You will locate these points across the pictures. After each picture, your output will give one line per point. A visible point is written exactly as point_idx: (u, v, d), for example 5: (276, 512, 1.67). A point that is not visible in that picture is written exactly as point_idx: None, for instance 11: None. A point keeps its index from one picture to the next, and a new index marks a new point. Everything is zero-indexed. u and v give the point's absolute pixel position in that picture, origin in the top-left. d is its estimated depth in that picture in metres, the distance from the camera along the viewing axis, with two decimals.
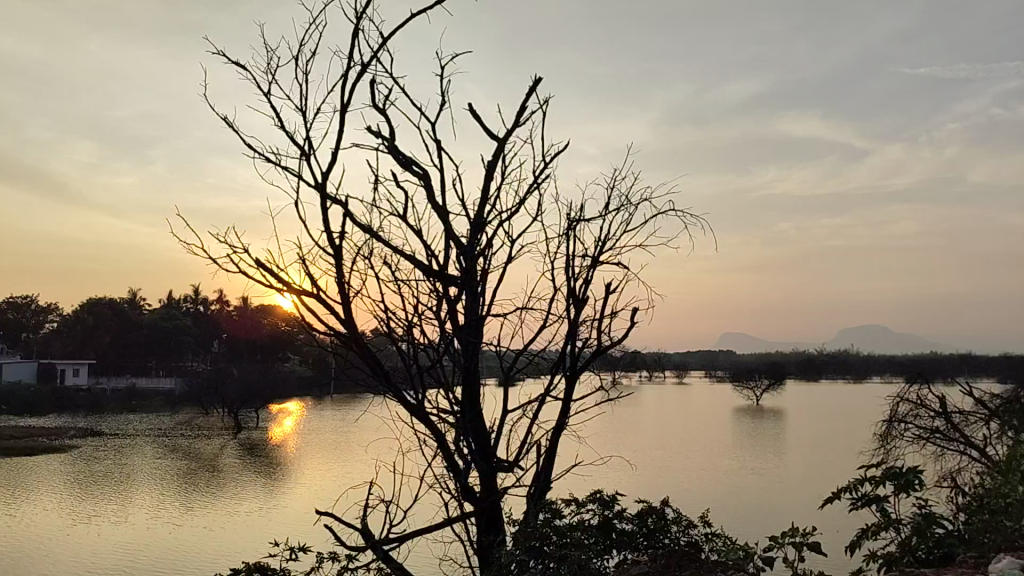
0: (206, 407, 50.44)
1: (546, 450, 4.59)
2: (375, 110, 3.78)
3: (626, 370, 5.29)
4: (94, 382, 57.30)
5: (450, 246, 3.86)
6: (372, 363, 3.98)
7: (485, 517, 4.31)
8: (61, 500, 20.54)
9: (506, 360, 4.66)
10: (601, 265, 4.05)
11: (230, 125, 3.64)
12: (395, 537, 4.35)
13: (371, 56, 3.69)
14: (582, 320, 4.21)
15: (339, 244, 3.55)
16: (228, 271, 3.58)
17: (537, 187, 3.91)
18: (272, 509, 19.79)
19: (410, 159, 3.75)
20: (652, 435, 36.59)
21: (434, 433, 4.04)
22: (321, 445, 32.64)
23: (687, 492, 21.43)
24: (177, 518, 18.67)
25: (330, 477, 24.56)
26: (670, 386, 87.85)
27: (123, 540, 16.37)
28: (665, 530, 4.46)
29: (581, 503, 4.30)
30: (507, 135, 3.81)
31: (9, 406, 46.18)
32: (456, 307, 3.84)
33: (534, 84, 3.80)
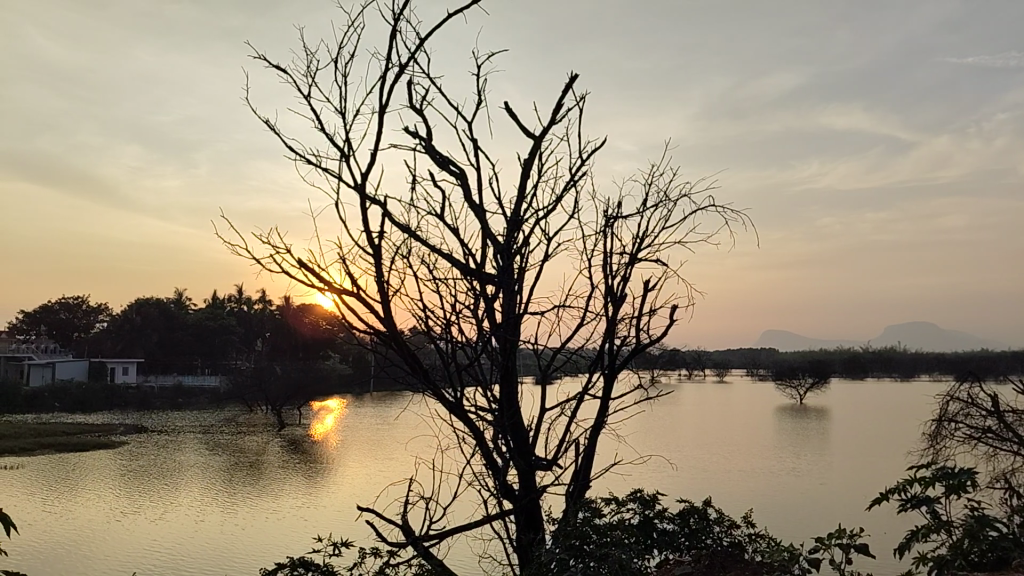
0: (251, 404, 51.56)
1: (585, 448, 4.56)
2: (412, 112, 3.79)
3: (665, 369, 5.23)
4: (143, 380, 59.01)
5: (488, 245, 3.85)
6: (411, 361, 4.00)
7: (524, 516, 4.31)
8: (110, 496, 21.07)
9: (543, 358, 4.65)
10: (638, 262, 4.01)
11: (272, 127, 3.71)
12: (435, 534, 4.34)
13: (410, 57, 3.69)
14: (621, 318, 4.17)
15: (378, 244, 3.57)
16: (272, 271, 3.65)
17: (576, 183, 3.88)
18: (313, 505, 20.03)
19: (447, 159, 3.76)
20: (693, 434, 36.25)
21: (472, 431, 4.05)
22: (363, 441, 33.17)
23: (729, 492, 21.15)
24: (220, 513, 19.00)
25: (371, 474, 24.81)
26: (712, 385, 86.83)
27: (169, 535, 16.70)
28: (706, 530, 4.40)
29: (620, 502, 4.27)
30: (543, 132, 3.78)
31: (62, 403, 47.67)
32: (494, 305, 3.83)
33: (570, 81, 3.76)
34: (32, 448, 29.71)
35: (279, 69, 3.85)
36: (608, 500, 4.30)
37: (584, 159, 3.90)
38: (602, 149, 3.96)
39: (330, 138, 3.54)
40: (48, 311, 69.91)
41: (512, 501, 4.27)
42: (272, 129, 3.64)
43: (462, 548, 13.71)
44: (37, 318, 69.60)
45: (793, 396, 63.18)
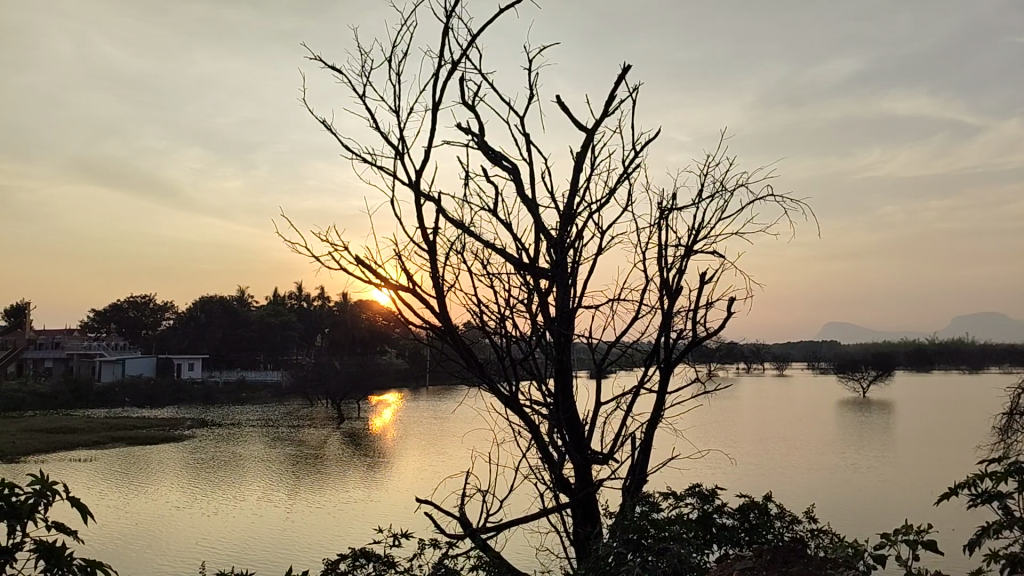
0: (311, 397, 52.72)
1: (641, 443, 4.53)
2: (465, 108, 3.81)
3: (722, 362, 5.18)
4: (208, 375, 60.85)
5: (541, 239, 3.87)
6: (466, 354, 4.05)
7: (581, 508, 4.31)
8: (180, 487, 21.92)
9: (598, 352, 4.65)
10: (695, 254, 3.96)
11: (329, 128, 3.78)
12: (492, 527, 4.37)
13: (462, 55, 3.71)
14: (676, 311, 4.13)
15: (432, 240, 3.61)
16: (331, 268, 3.71)
17: (630, 176, 3.86)
18: (375, 496, 20.53)
19: (499, 154, 3.79)
20: (752, 429, 35.63)
21: (528, 425, 4.07)
22: (421, 435, 33.67)
23: (790, 488, 20.78)
24: (285, 503, 19.64)
25: (428, 467, 25.12)
26: (771, 379, 85.34)
27: (234, 527, 17.11)
28: (767, 525, 4.34)
29: (679, 497, 4.24)
30: (596, 125, 3.75)
31: (132, 397, 49.62)
32: (547, 299, 3.84)
33: (623, 72, 3.71)
34: (103, 442, 30.91)
35: (335, 70, 3.90)
36: (666, 495, 4.28)
37: (637, 150, 3.87)
38: (655, 139, 3.93)
39: (384, 136, 3.59)
40: (117, 308, 72.64)
41: (569, 495, 4.28)
42: (328, 129, 3.72)
43: (520, 540, 13.81)
44: (108, 315, 72.41)
45: (856, 389, 61.64)
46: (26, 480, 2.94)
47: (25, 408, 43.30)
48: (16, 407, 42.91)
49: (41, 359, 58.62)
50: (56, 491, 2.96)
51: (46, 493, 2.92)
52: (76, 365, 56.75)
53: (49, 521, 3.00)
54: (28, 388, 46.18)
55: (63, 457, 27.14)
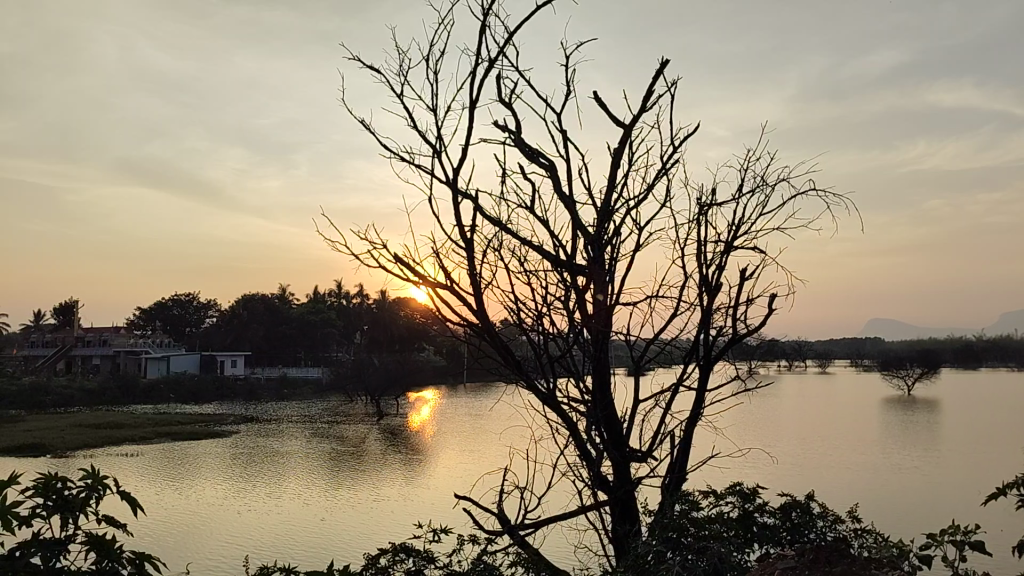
0: (351, 394, 53.40)
1: (681, 440, 4.47)
2: (502, 104, 3.80)
3: (763, 360, 5.10)
4: (250, 372, 61.99)
5: (578, 236, 3.86)
6: (503, 351, 4.05)
7: (620, 507, 4.29)
8: (225, 482, 22.39)
9: (636, 350, 4.62)
10: (735, 250, 3.91)
11: (367, 127, 3.80)
12: (530, 523, 4.36)
13: (500, 51, 3.70)
14: (716, 308, 4.08)
15: (470, 238, 3.62)
16: (368, 266, 3.73)
17: (668, 172, 3.80)
18: (415, 492, 20.77)
19: (537, 151, 3.77)
20: (794, 427, 35.06)
21: (565, 422, 4.06)
22: (459, 432, 33.93)
23: (835, 488, 20.45)
24: (327, 498, 19.97)
25: (466, 463, 25.30)
26: (813, 377, 83.77)
27: (278, 521, 17.44)
28: (809, 524, 4.26)
29: (718, 495, 4.24)
30: (634, 121, 3.71)
31: (177, 394, 50.77)
32: (584, 296, 3.82)
33: (662, 67, 3.67)
34: (149, 436, 31.71)
35: (373, 69, 3.92)
36: (706, 493, 4.27)
37: (676, 146, 3.83)
38: (694, 134, 3.88)
39: (421, 135, 3.60)
40: (163, 307, 74.27)
41: (607, 492, 4.26)
42: (366, 127, 3.73)
43: (558, 537, 13.84)
44: (153, 314, 74.10)
45: (901, 387, 60.36)
46: (79, 474, 3.02)
47: (74, 405, 44.55)
48: (66, 403, 44.20)
49: (89, 356, 60.21)
50: (107, 485, 3.03)
51: (98, 487, 3.00)
52: (123, 362, 58.14)
53: (99, 515, 3.08)
54: (77, 383, 47.51)
55: (111, 452, 27.91)
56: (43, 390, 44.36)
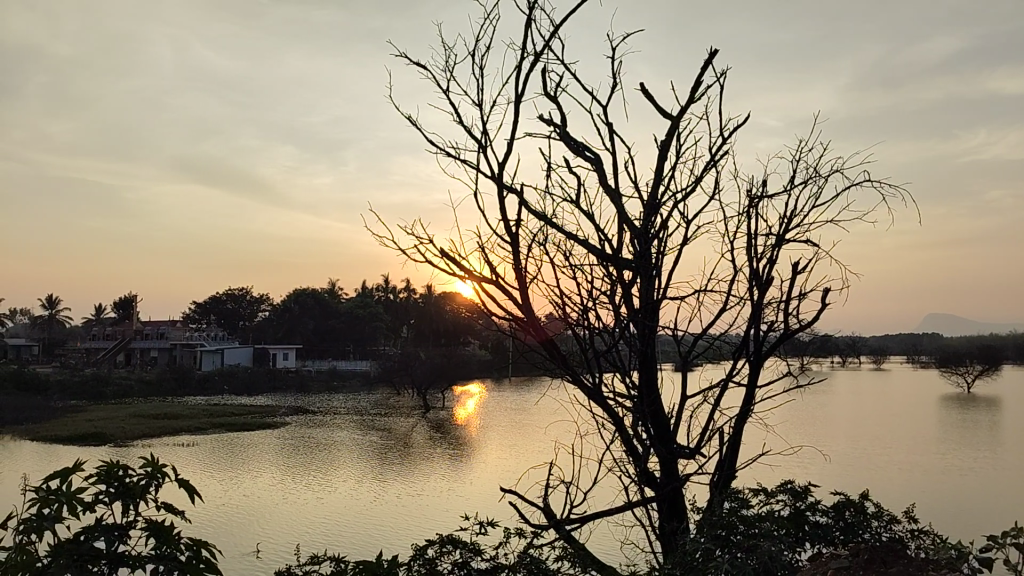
0: (398, 387, 54.12)
1: (730, 438, 4.38)
2: (547, 99, 3.79)
3: (815, 355, 4.99)
4: (301, 364, 63.27)
5: (625, 230, 3.82)
6: (548, 347, 4.04)
7: (667, 502, 4.23)
8: (278, 471, 22.91)
9: (683, 345, 4.56)
10: (786, 243, 3.83)
11: (413, 122, 3.82)
12: (577, 518, 4.31)
13: (546, 45, 3.69)
14: (767, 303, 4.00)
15: (515, 233, 3.61)
16: (414, 261, 3.73)
17: (717, 165, 3.74)
18: (463, 484, 20.96)
19: (582, 145, 3.75)
20: (846, 425, 34.38)
21: (611, 417, 4.02)
22: (506, 425, 34.13)
23: (892, 487, 19.97)
24: (376, 489, 20.27)
25: (513, 457, 25.46)
26: (867, 373, 81.81)
27: (331, 511, 17.77)
28: (864, 524, 4.14)
29: (769, 493, 4.17)
30: (682, 112, 3.65)
31: (230, 385, 52.10)
32: (631, 290, 3.78)
33: (710, 57, 3.60)
34: (204, 427, 32.68)
35: (420, 67, 3.94)
36: (757, 491, 4.19)
37: (725, 138, 3.76)
38: (744, 123, 3.80)
39: (467, 130, 3.60)
40: (217, 302, 76.25)
41: (654, 488, 4.20)
42: (413, 122, 3.74)
43: (604, 532, 13.87)
44: (208, 308, 76.10)
45: (959, 384, 58.65)
46: (139, 461, 3.11)
47: (134, 395, 46.10)
48: (126, 394, 45.77)
49: (147, 348, 62.10)
50: (167, 474, 3.11)
51: (157, 475, 3.08)
52: (180, 354, 59.88)
53: (159, 501, 3.17)
54: (136, 375, 49.11)
55: (169, 442, 28.81)
56: (105, 381, 45.98)
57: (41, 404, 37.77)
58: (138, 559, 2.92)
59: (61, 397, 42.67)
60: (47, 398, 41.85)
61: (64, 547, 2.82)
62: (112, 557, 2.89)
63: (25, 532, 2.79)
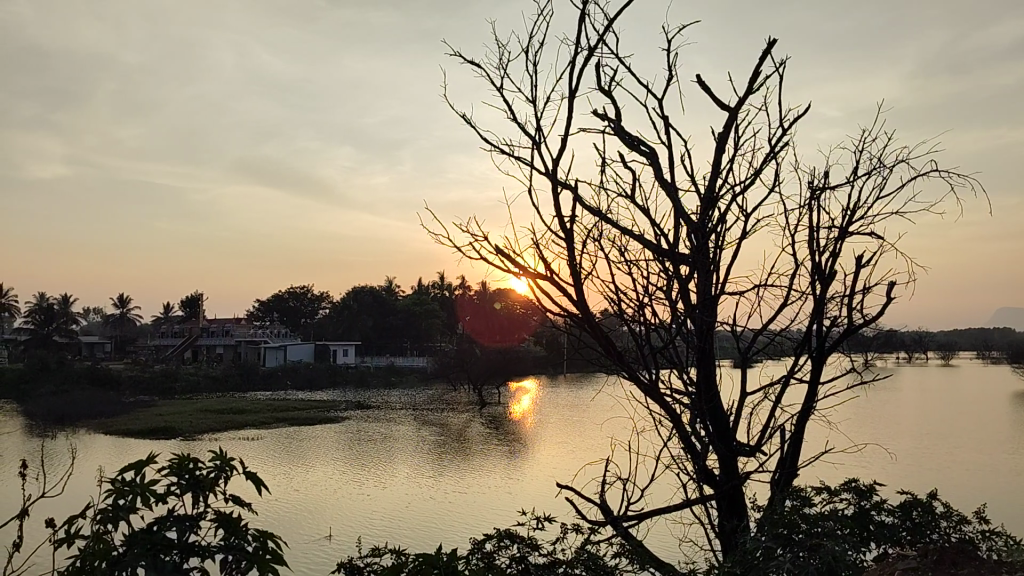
0: (455, 383, 54.66)
1: (792, 435, 4.27)
2: (602, 94, 3.75)
3: (882, 352, 4.85)
4: (360, 360, 64.38)
5: (681, 224, 3.78)
6: (604, 343, 4.01)
7: (726, 501, 4.17)
8: (338, 466, 23.35)
9: (743, 341, 4.48)
10: (850, 236, 3.73)
11: (468, 122, 3.83)
12: (634, 514, 4.25)
13: (600, 40, 3.65)
14: (830, 298, 3.89)
15: (569, 230, 3.59)
16: (470, 258, 3.75)
17: (777, 155, 3.66)
18: (519, 480, 21.03)
19: (637, 140, 3.72)
20: (913, 422, 33.32)
21: (669, 414, 3.97)
22: (562, 422, 34.11)
23: (964, 487, 19.25)
24: (434, 484, 20.47)
25: (569, 453, 25.45)
26: (936, 368, 79.04)
27: (389, 504, 18.06)
28: (932, 524, 4.03)
29: (833, 492, 4.08)
30: (740, 103, 3.59)
31: (293, 380, 53.40)
32: (688, 287, 3.74)
33: (769, 47, 3.52)
34: (269, 421, 33.61)
35: (474, 64, 3.94)
36: (820, 490, 4.11)
37: (786, 129, 3.67)
38: (805, 113, 3.71)
39: (521, 126, 3.59)
40: (279, 299, 78.17)
41: (713, 488, 4.14)
42: (466, 120, 3.70)
43: (662, 529, 13.80)
44: (271, 305, 78.11)
45: None
46: (208, 456, 3.24)
47: (201, 390, 47.62)
48: (194, 389, 47.31)
49: (213, 345, 64.06)
50: (235, 467, 3.23)
51: (225, 469, 3.20)
52: (244, 351, 61.63)
53: (227, 494, 3.28)
54: (203, 371, 50.78)
55: (234, 436, 29.70)
56: (174, 377, 47.61)
57: (115, 399, 39.32)
58: (208, 549, 3.04)
59: (134, 393, 44.38)
60: (121, 393, 43.59)
61: (138, 536, 2.97)
62: (182, 547, 3.01)
63: (102, 522, 2.94)
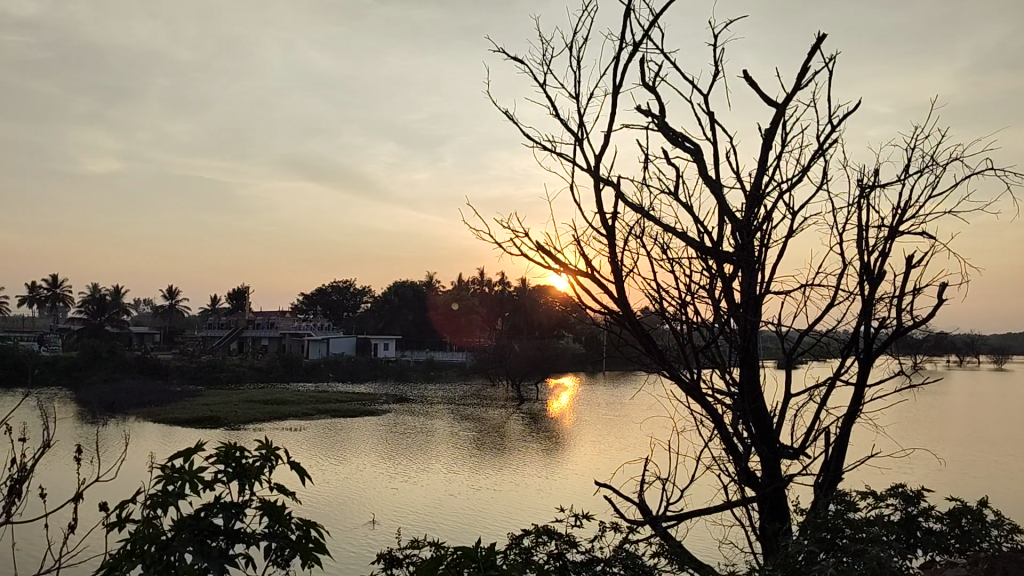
0: (493, 378, 54.87)
1: (837, 438, 4.16)
2: (646, 89, 3.70)
3: (932, 356, 4.73)
4: (401, 354, 65.00)
5: (726, 222, 3.73)
6: (645, 342, 3.98)
7: (769, 503, 4.10)
8: (377, 458, 23.62)
9: (789, 342, 4.41)
10: (900, 236, 3.64)
11: (511, 118, 3.82)
12: (674, 515, 4.19)
13: (645, 35, 3.60)
14: (879, 298, 3.80)
15: (611, 225, 3.56)
16: (511, 254, 3.74)
17: (824, 154, 3.59)
18: (557, 477, 20.99)
19: (681, 136, 3.68)
20: (964, 427, 32.37)
21: (710, 413, 3.91)
22: (601, 419, 34.04)
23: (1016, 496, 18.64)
24: (470, 479, 20.54)
25: (609, 451, 25.39)
26: (987, 373, 76.59)
27: (426, 497, 18.20)
28: (982, 533, 3.92)
29: (879, 497, 4.00)
30: (787, 99, 3.52)
31: (335, 373, 54.24)
32: (731, 286, 3.69)
33: (819, 41, 3.45)
34: (312, 412, 34.18)
35: (516, 61, 3.91)
36: (865, 494, 4.03)
37: (835, 126, 3.59)
38: (854, 113, 3.65)
39: (563, 123, 3.58)
40: (323, 293, 79.39)
41: (755, 489, 4.09)
42: (509, 118, 3.71)
43: (702, 530, 13.67)
44: (315, 299, 79.37)
45: None
46: (255, 445, 3.31)
47: (246, 381, 48.66)
48: (239, 379, 48.36)
49: (258, 337, 65.38)
50: (279, 456, 3.30)
51: (270, 457, 3.27)
52: (288, 343, 62.76)
53: (272, 483, 3.34)
54: (249, 362, 51.89)
55: (278, 426, 30.25)
56: (220, 367, 48.70)
57: (164, 389, 40.36)
58: (252, 536, 3.10)
59: (181, 381, 45.54)
60: (170, 382, 44.78)
61: (187, 521, 3.05)
62: (228, 533, 3.08)
63: (152, 506, 3.01)
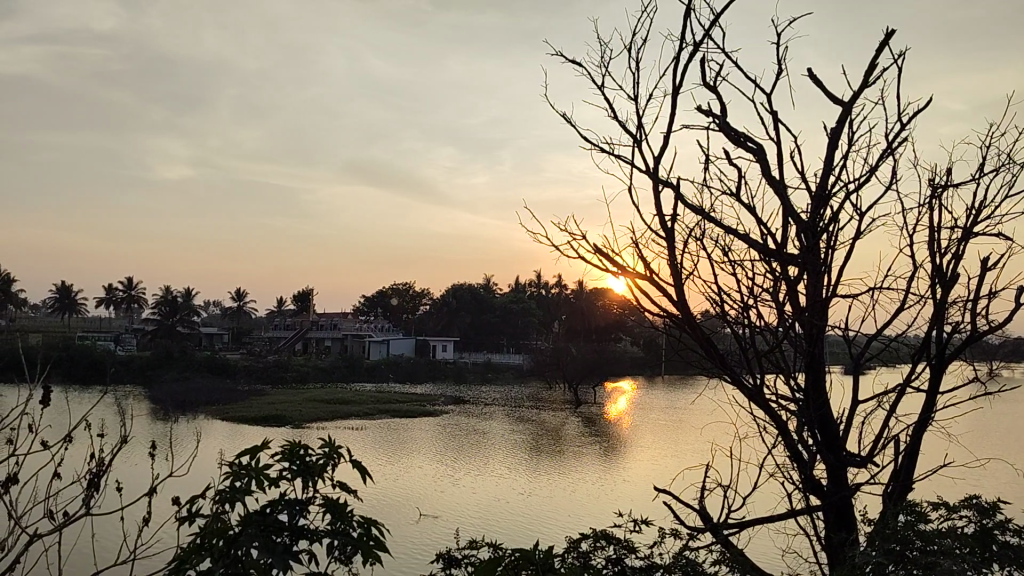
0: (550, 380, 54.68)
1: (909, 445, 4.02)
2: (706, 89, 3.62)
3: (1009, 361, 4.54)
4: (459, 356, 65.44)
5: (790, 223, 3.65)
6: (706, 344, 3.90)
7: (835, 512, 3.98)
8: (435, 458, 23.84)
9: (856, 347, 4.29)
10: (974, 236, 3.50)
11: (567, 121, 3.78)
12: (735, 522, 4.09)
13: (705, 34, 3.51)
14: (952, 302, 3.66)
15: (670, 227, 3.50)
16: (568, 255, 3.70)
17: (894, 151, 3.47)
18: (615, 481, 20.81)
19: (744, 135, 3.60)
20: None
21: (773, 419, 3.81)
22: (661, 424, 33.65)
23: None
24: (525, 481, 20.52)
25: (668, 456, 25.06)
26: None
27: (482, 499, 18.26)
28: None
29: (952, 508, 3.86)
30: (855, 96, 3.41)
31: (396, 374, 54.91)
32: (796, 288, 3.60)
33: (887, 36, 3.34)
34: (372, 413, 34.71)
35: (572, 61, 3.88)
36: (937, 505, 3.89)
37: (904, 122, 3.47)
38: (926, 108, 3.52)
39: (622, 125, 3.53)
40: (384, 295, 80.59)
41: (821, 497, 3.97)
42: (566, 121, 3.66)
43: (765, 539, 13.39)
44: (376, 301, 80.65)
45: None
46: (318, 442, 3.39)
47: (309, 380, 49.75)
48: (303, 379, 49.46)
49: (321, 339, 66.77)
50: (340, 454, 3.37)
51: (333, 455, 3.35)
52: (350, 345, 63.90)
53: (335, 479, 3.41)
54: (312, 363, 53.04)
55: (340, 425, 30.85)
56: (285, 368, 49.90)
57: (232, 388, 41.55)
58: (314, 531, 3.19)
59: (248, 381, 46.84)
60: (237, 381, 46.10)
61: (252, 517, 3.12)
62: (293, 529, 3.17)
63: (220, 501, 3.12)
